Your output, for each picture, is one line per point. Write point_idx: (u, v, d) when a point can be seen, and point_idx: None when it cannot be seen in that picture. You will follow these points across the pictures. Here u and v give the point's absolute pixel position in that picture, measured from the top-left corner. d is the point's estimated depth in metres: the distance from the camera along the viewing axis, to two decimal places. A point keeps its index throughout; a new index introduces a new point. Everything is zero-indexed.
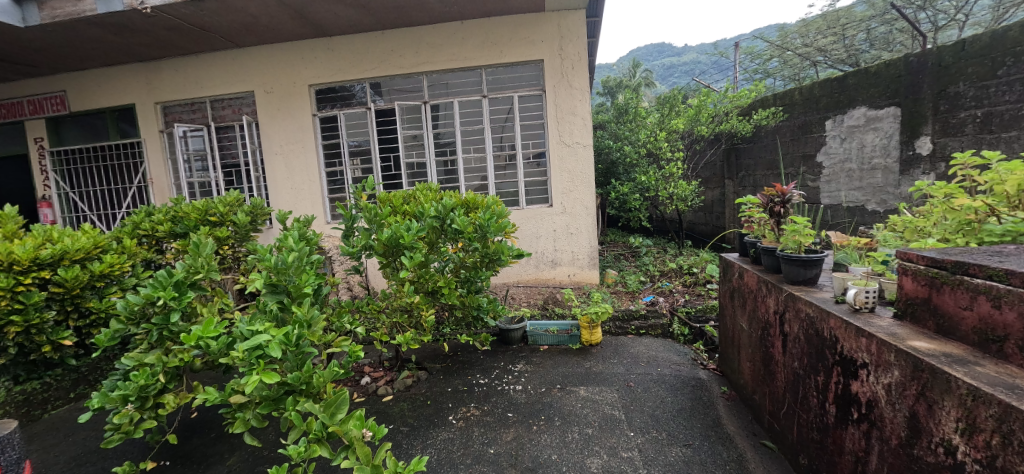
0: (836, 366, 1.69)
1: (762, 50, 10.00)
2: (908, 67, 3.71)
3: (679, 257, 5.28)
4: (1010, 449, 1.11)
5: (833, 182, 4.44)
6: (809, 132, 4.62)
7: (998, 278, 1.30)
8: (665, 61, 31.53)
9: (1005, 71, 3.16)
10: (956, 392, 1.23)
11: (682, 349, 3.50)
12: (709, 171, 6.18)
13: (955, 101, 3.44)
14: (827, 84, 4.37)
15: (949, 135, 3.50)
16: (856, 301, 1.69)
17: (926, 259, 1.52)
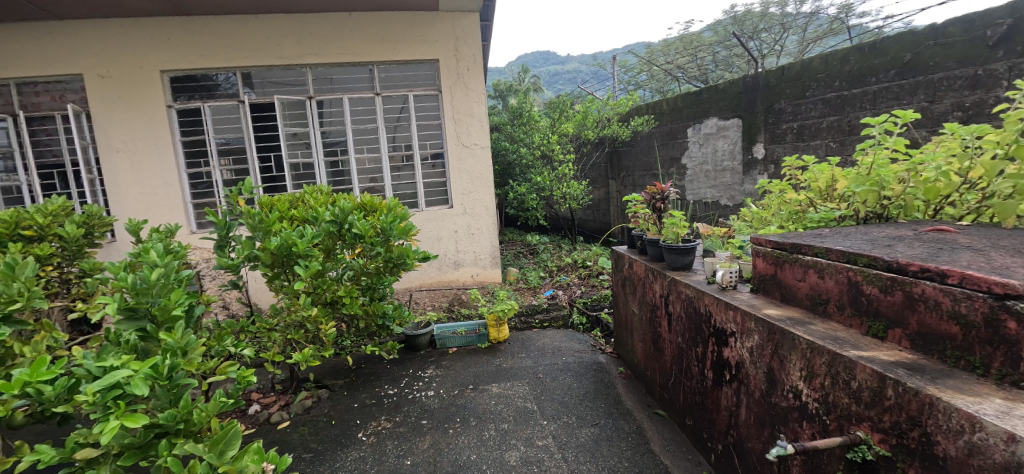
0: (712, 337, 1.78)
1: (633, 64, 11.25)
2: (746, 86, 4.47)
3: (574, 252, 5.67)
4: (837, 385, 1.10)
5: (695, 181, 5.17)
6: (675, 138, 5.34)
7: (821, 253, 1.33)
8: (551, 69, 33.55)
9: (811, 93, 3.98)
10: (797, 347, 1.22)
11: (582, 337, 3.77)
12: (595, 172, 6.75)
13: (779, 115, 4.24)
14: (688, 97, 5.09)
15: (776, 142, 4.30)
16: (723, 281, 1.80)
17: (771, 241, 1.56)
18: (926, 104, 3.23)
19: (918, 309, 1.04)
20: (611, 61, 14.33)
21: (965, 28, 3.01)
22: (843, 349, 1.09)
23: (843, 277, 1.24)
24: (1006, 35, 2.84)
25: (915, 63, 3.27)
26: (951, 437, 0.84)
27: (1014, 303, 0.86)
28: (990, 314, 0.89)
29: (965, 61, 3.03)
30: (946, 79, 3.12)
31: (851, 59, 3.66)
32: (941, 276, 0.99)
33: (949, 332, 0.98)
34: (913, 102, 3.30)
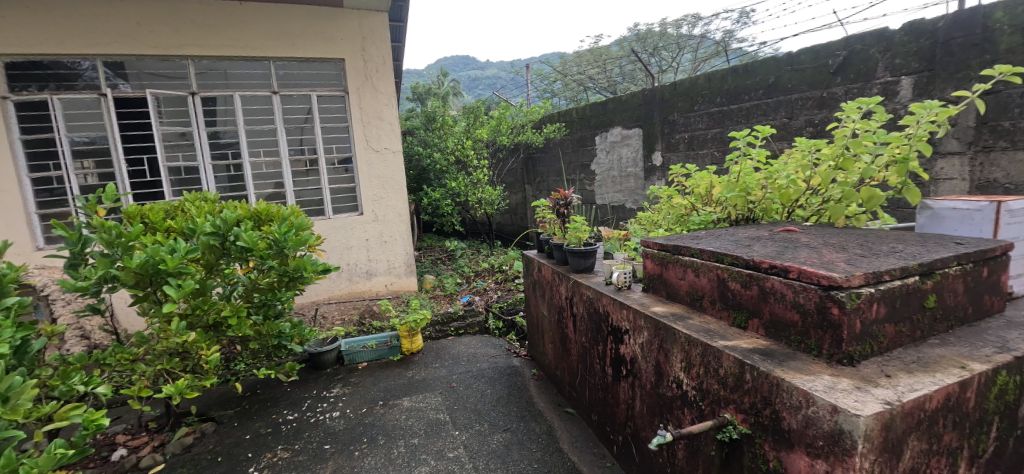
0: (609, 335, 1.86)
1: (549, 73, 11.68)
2: (645, 98, 4.84)
3: (491, 257, 5.70)
4: (709, 373, 1.21)
5: (604, 187, 5.49)
6: (585, 145, 5.63)
7: (695, 254, 1.47)
8: (469, 74, 33.70)
9: (698, 107, 4.41)
10: (678, 341, 1.33)
11: (497, 341, 3.79)
12: (511, 177, 6.87)
13: (672, 126, 4.64)
14: (595, 107, 5.40)
15: (671, 151, 4.70)
16: (619, 282, 1.91)
17: (657, 244, 1.68)
18: (786, 120, 3.73)
19: (770, 301, 1.18)
20: (528, 69, 14.75)
21: (813, 57, 3.53)
22: (713, 341, 1.20)
23: (714, 275, 1.38)
24: (842, 65, 3.37)
25: (778, 85, 3.76)
26: (793, 412, 0.95)
27: (837, 293, 1.00)
28: (821, 303, 1.03)
29: (814, 85, 3.54)
30: (801, 99, 3.62)
31: (729, 78, 4.11)
32: (785, 272, 1.13)
33: (792, 319, 1.12)
34: (777, 118, 3.79)
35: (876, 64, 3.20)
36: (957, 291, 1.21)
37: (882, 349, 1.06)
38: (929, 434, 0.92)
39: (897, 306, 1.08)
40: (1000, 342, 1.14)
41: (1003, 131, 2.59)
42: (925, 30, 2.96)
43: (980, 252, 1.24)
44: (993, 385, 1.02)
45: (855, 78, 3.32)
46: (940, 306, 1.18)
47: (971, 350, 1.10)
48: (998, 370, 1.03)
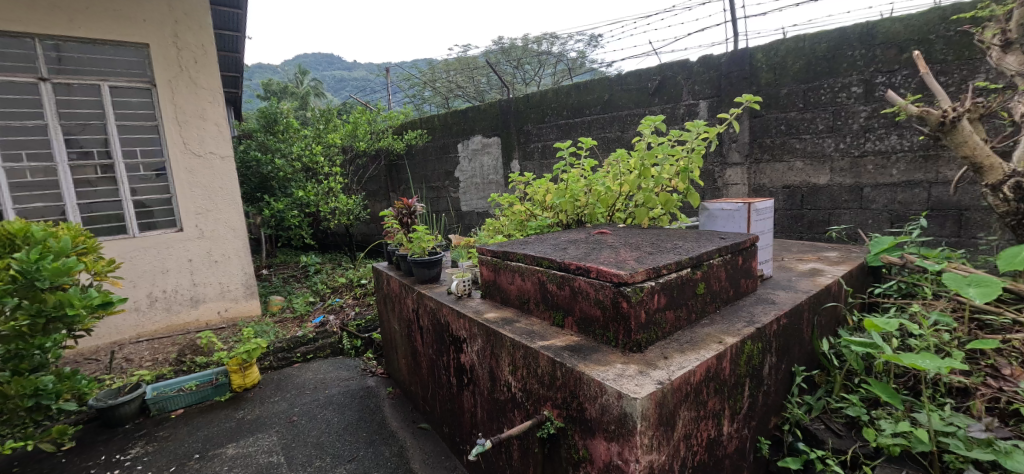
0: (451, 345, 1.84)
1: (419, 79, 11.48)
2: (502, 109, 5.02)
3: (351, 270, 5.31)
4: (530, 374, 1.26)
5: (468, 193, 5.53)
6: (448, 152, 5.62)
7: (520, 259, 1.54)
8: (330, 74, 31.40)
9: (548, 119, 4.70)
10: (505, 345, 1.37)
11: (352, 362, 3.52)
12: (374, 185, 6.53)
13: (527, 136, 4.89)
14: (455, 115, 5.43)
15: (527, 159, 4.95)
16: (459, 290, 1.90)
17: (489, 251, 1.72)
18: (619, 133, 4.20)
19: (579, 299, 1.29)
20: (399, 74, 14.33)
21: (637, 79, 4.04)
22: (532, 343, 1.25)
23: (535, 278, 1.46)
24: (658, 87, 3.94)
25: (611, 102, 4.23)
26: (592, 401, 1.04)
27: (625, 289, 1.13)
28: (614, 298, 1.16)
29: (639, 103, 4.07)
30: (630, 115, 4.12)
31: (573, 93, 4.47)
32: (588, 272, 1.25)
33: (596, 315, 1.24)
34: (612, 131, 4.25)
35: (682, 89, 3.82)
36: (720, 277, 1.48)
37: (663, 333, 1.24)
38: (695, 403, 1.09)
39: (674, 294, 1.27)
40: (749, 316, 1.42)
41: (767, 146, 3.50)
42: (714, 63, 3.64)
43: (734, 244, 1.53)
44: (741, 354, 1.25)
45: (668, 100, 3.91)
46: (707, 291, 1.42)
47: (729, 326, 1.35)
48: (745, 340, 1.27)
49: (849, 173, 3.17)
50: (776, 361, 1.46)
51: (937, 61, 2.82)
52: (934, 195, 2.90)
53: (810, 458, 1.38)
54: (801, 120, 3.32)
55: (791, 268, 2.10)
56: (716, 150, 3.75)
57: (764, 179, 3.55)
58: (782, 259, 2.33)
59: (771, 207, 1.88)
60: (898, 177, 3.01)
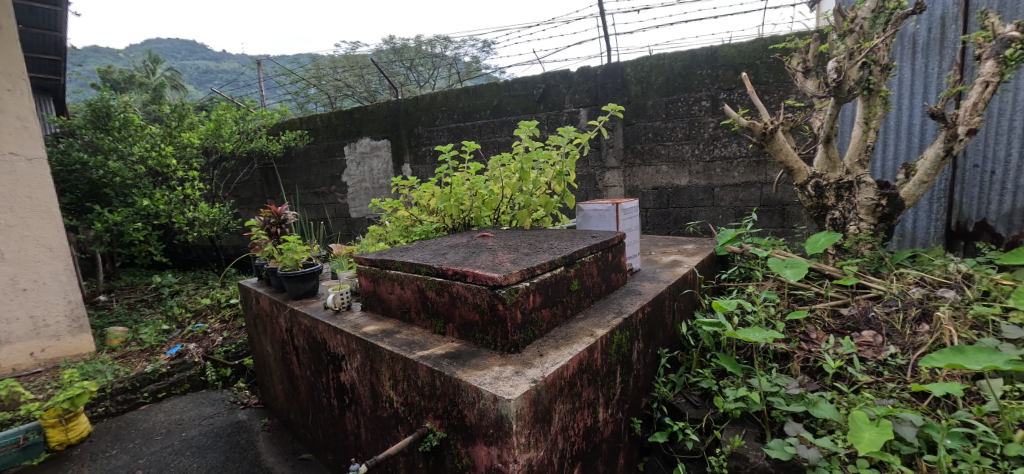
0: (329, 365, 1.70)
1: (301, 75, 10.56)
2: (390, 110, 4.82)
3: (219, 288, 4.67)
4: (411, 387, 1.22)
5: (357, 199, 5.22)
6: (333, 155, 5.25)
7: (399, 267, 1.49)
8: (190, 66, 27.47)
9: (439, 122, 4.62)
10: (385, 360, 1.30)
11: (219, 395, 3.08)
12: (246, 192, 5.84)
13: (418, 139, 4.76)
14: (340, 115, 5.08)
15: (419, 163, 4.83)
16: (335, 303, 1.76)
17: (367, 260, 1.62)
18: (509, 138, 4.31)
19: (458, 305, 1.30)
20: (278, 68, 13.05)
21: (523, 86, 4.18)
22: (410, 354, 1.21)
23: (415, 286, 1.43)
24: (543, 95, 4.12)
25: (500, 107, 4.31)
26: (471, 407, 1.04)
27: (500, 291, 1.16)
28: (490, 301, 1.19)
29: (526, 109, 4.21)
30: (518, 120, 4.25)
31: (463, 97, 4.46)
32: (464, 277, 1.26)
33: (475, 319, 1.26)
34: (502, 136, 4.34)
35: (565, 97, 4.05)
36: (593, 273, 1.59)
37: (541, 331, 1.30)
38: (570, 395, 1.15)
39: (548, 293, 1.33)
40: (618, 308, 1.55)
41: (639, 152, 3.87)
42: (591, 74, 3.91)
43: (604, 242, 1.64)
44: (611, 344, 1.35)
45: (552, 107, 4.12)
46: (581, 287, 1.52)
47: (600, 318, 1.45)
48: (613, 331, 1.37)
49: (703, 175, 3.64)
50: (643, 346, 1.60)
51: (762, 82, 3.37)
52: (764, 194, 3.46)
53: (673, 430, 1.54)
54: (664, 129, 3.73)
55: (656, 261, 2.33)
56: (595, 155, 4.06)
57: (637, 181, 3.91)
58: (650, 253, 2.59)
59: (636, 206, 2.06)
60: (738, 179, 3.53)
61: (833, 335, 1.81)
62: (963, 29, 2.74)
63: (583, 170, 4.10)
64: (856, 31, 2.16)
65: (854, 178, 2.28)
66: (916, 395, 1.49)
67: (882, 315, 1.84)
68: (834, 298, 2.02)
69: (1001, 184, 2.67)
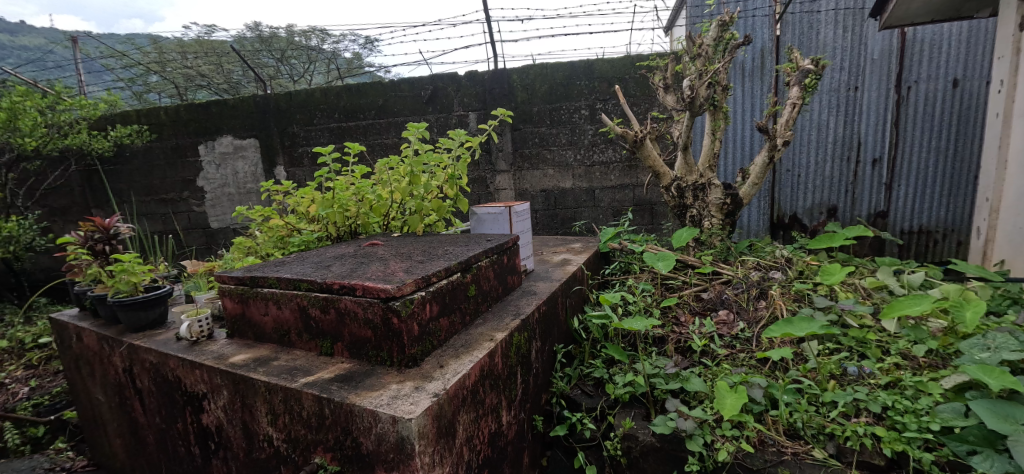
0: (187, 406, 1.43)
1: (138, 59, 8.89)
2: (256, 105, 4.29)
3: (24, 323, 3.68)
4: (294, 420, 1.07)
5: (218, 207, 4.54)
6: (184, 156, 4.50)
7: (274, 284, 1.31)
8: None
9: (317, 121, 4.24)
10: (259, 393, 1.13)
11: (27, 461, 2.42)
12: (62, 200, 4.71)
13: (293, 139, 4.32)
14: (193, 108, 4.37)
15: (294, 165, 4.37)
16: (191, 334, 1.49)
17: (233, 278, 1.40)
18: (397, 140, 4.13)
19: (347, 322, 1.19)
20: None
21: (410, 87, 4.04)
22: (292, 382, 1.07)
23: (293, 305, 1.28)
24: (431, 97, 4.04)
25: (386, 107, 4.11)
26: (367, 432, 0.95)
27: (394, 303, 1.09)
28: (384, 315, 1.10)
29: (413, 111, 4.08)
30: (406, 122, 4.11)
31: (344, 95, 4.15)
32: (353, 291, 1.16)
33: (367, 336, 1.17)
34: (389, 138, 4.14)
35: (453, 100, 4.02)
36: (489, 277, 1.58)
37: (439, 341, 1.25)
38: (473, 404, 1.12)
39: (446, 301, 1.29)
40: (515, 310, 1.56)
41: (527, 156, 4.00)
42: (479, 79, 3.94)
43: (499, 245, 1.65)
44: (511, 346, 1.36)
45: (441, 109, 4.06)
46: (479, 292, 1.50)
47: (499, 322, 1.45)
48: (512, 333, 1.38)
49: (585, 178, 3.91)
50: (540, 345, 1.64)
51: (631, 94, 3.74)
52: (636, 195, 3.84)
53: (572, 422, 1.60)
54: (549, 135, 3.92)
55: (548, 261, 2.43)
56: (486, 159, 4.07)
57: (526, 184, 4.04)
58: (542, 253, 2.68)
59: (528, 209, 2.11)
60: (615, 181, 3.86)
61: (698, 317, 2.07)
62: (777, 60, 3.55)
63: (474, 173, 4.09)
64: (704, 54, 2.50)
65: (706, 181, 2.63)
66: (760, 361, 1.75)
67: (732, 296, 2.15)
68: (697, 285, 2.31)
69: (805, 185, 3.71)
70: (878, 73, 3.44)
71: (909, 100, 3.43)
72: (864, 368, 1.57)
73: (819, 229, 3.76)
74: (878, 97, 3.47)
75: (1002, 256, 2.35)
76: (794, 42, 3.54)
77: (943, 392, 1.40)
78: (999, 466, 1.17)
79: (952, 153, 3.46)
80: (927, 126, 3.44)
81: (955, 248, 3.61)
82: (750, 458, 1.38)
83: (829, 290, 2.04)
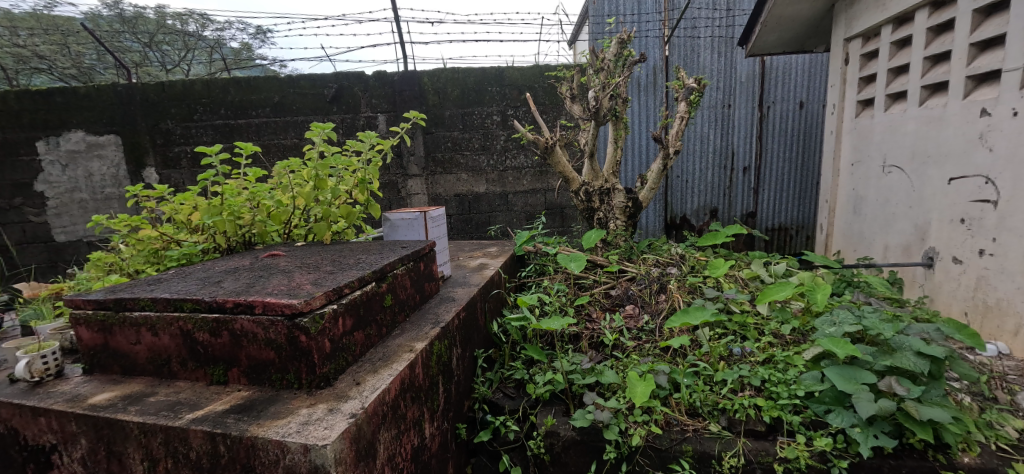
0: (27, 463, 1.16)
1: None
2: (117, 96, 3.67)
3: None
4: (180, 463, 0.92)
5: (65, 216, 3.80)
6: (16, 154, 3.69)
7: (149, 306, 1.12)
8: None
9: (199, 117, 3.75)
10: (132, 437, 0.95)
11: None
12: None
13: (167, 136, 3.76)
14: (28, 96, 3.60)
15: (169, 167, 3.81)
16: (32, 373, 1.21)
17: (91, 302, 1.17)
18: (297, 141, 3.81)
19: (244, 345, 1.06)
20: None
21: (311, 84, 3.75)
22: (176, 419, 0.92)
23: (174, 329, 1.10)
24: (336, 96, 3.79)
25: (283, 105, 3.76)
26: (274, 467, 0.85)
27: (301, 320, 0.99)
28: (289, 333, 1.00)
29: (316, 110, 3.80)
30: (307, 122, 3.81)
31: (232, 89, 3.72)
32: (251, 308, 1.04)
33: (269, 358, 1.05)
34: (288, 138, 3.81)
35: (360, 100, 3.81)
36: (406, 286, 1.51)
37: (354, 357, 1.16)
38: (394, 419, 1.06)
39: (360, 313, 1.20)
40: (434, 317, 1.51)
41: (439, 160, 3.93)
42: (387, 79, 3.79)
43: (415, 252, 1.59)
44: (431, 355, 1.31)
45: (347, 109, 3.83)
46: (395, 301, 1.43)
47: (418, 331, 1.39)
48: (433, 341, 1.33)
49: (498, 183, 3.95)
50: (461, 352, 1.61)
51: (540, 102, 3.87)
52: (547, 199, 3.99)
53: (495, 426, 1.59)
54: (462, 139, 3.89)
55: (465, 266, 2.40)
56: (397, 163, 3.91)
57: (439, 189, 3.97)
58: (458, 258, 2.65)
59: (443, 214, 2.06)
60: (527, 186, 3.97)
61: (608, 313, 2.19)
62: (667, 77, 3.93)
63: (385, 177, 3.91)
64: (606, 67, 2.67)
65: (610, 186, 2.80)
66: (663, 349, 1.90)
67: (637, 291, 2.31)
68: (606, 282, 2.44)
69: (692, 189, 4.14)
70: (746, 93, 3.96)
71: (770, 117, 4.00)
72: (746, 349, 1.76)
73: (704, 228, 4.22)
74: (747, 114, 3.99)
75: (838, 247, 2.83)
76: (680, 62, 3.94)
77: (804, 363, 1.60)
78: (846, 420, 1.37)
79: (801, 163, 4.09)
80: (783, 139, 4.03)
81: (806, 242, 4.28)
82: (659, 440, 1.49)
83: (716, 281, 2.29)
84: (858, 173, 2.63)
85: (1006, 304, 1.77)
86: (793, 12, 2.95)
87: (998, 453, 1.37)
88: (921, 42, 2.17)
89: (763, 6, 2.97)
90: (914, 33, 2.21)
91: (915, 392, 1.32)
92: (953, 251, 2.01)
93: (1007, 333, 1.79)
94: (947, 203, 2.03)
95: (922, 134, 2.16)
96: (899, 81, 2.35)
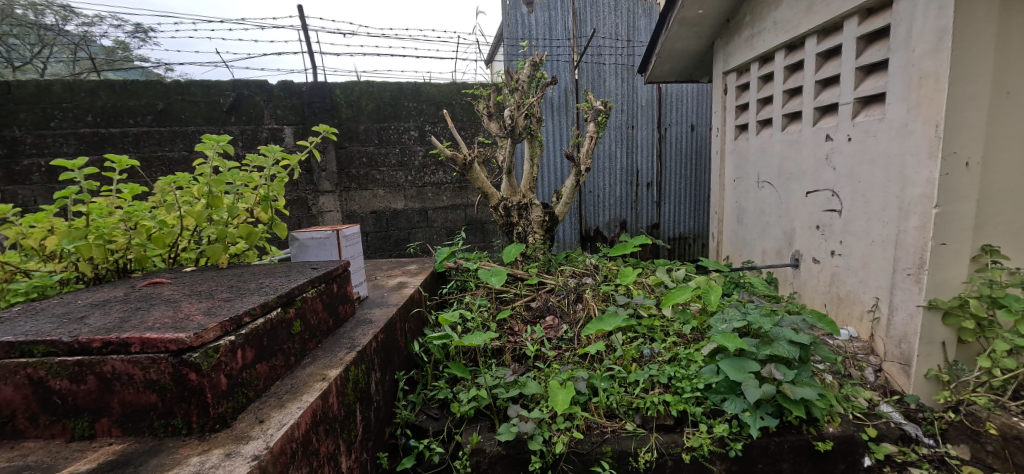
0: None
1: None
2: None
3: None
4: None
5: None
6: None
7: None
8: None
9: (58, 123, 3.20)
10: None
11: None
12: None
13: (14, 145, 3.16)
14: None
15: (16, 182, 3.19)
16: None
17: None
18: (186, 154, 3.42)
19: (117, 389, 0.91)
20: None
21: (204, 91, 3.40)
22: None
23: (21, 379, 0.92)
24: (233, 105, 3.48)
25: (169, 113, 3.36)
26: None
27: (189, 356, 0.88)
28: (175, 372, 0.88)
29: (209, 120, 3.45)
30: (198, 133, 3.44)
31: (103, 94, 3.24)
32: (125, 347, 0.90)
33: (150, 402, 0.91)
34: (175, 150, 3.40)
35: (262, 110, 3.54)
36: (317, 310, 1.41)
37: (255, 393, 1.05)
38: (305, 456, 0.98)
39: (262, 344, 1.09)
40: (350, 342, 1.43)
41: (353, 176, 3.76)
42: (295, 90, 3.58)
43: (327, 273, 1.49)
44: (346, 383, 1.23)
45: (247, 120, 3.53)
46: (305, 328, 1.32)
47: (331, 358, 1.30)
48: (348, 368, 1.25)
49: (416, 199, 3.88)
50: (380, 376, 1.53)
51: (458, 119, 3.91)
52: (467, 214, 4.00)
53: (419, 450, 1.53)
54: (378, 155, 3.77)
55: (382, 285, 2.31)
56: (307, 178, 3.66)
57: (354, 206, 3.79)
58: (375, 277, 2.54)
59: (358, 232, 1.97)
60: (446, 202, 3.95)
61: (529, 326, 2.23)
62: (577, 99, 4.18)
63: (293, 194, 3.63)
64: (520, 88, 2.77)
65: (528, 201, 2.88)
66: (581, 356, 1.98)
67: (556, 302, 2.38)
68: (526, 295, 2.49)
69: (603, 203, 4.41)
70: (646, 116, 4.33)
71: (667, 138, 4.41)
72: (654, 350, 1.90)
73: (615, 239, 4.50)
74: (647, 134, 4.36)
75: (727, 253, 3.18)
76: (588, 85, 4.21)
77: (703, 358, 1.76)
78: (738, 406, 1.53)
79: (694, 179, 4.55)
80: (679, 158, 4.47)
81: (701, 249, 4.76)
82: (580, 444, 1.54)
83: (626, 289, 2.44)
84: (740, 188, 2.98)
85: (854, 295, 2.09)
86: (682, 46, 3.32)
87: (853, 421, 1.62)
88: (781, 77, 2.54)
89: (656, 41, 3.30)
90: (776, 69, 2.58)
91: (790, 375, 1.51)
92: (813, 253, 2.35)
93: (855, 319, 2.08)
94: (806, 212, 2.38)
95: (786, 154, 2.52)
96: (766, 109, 2.72)
